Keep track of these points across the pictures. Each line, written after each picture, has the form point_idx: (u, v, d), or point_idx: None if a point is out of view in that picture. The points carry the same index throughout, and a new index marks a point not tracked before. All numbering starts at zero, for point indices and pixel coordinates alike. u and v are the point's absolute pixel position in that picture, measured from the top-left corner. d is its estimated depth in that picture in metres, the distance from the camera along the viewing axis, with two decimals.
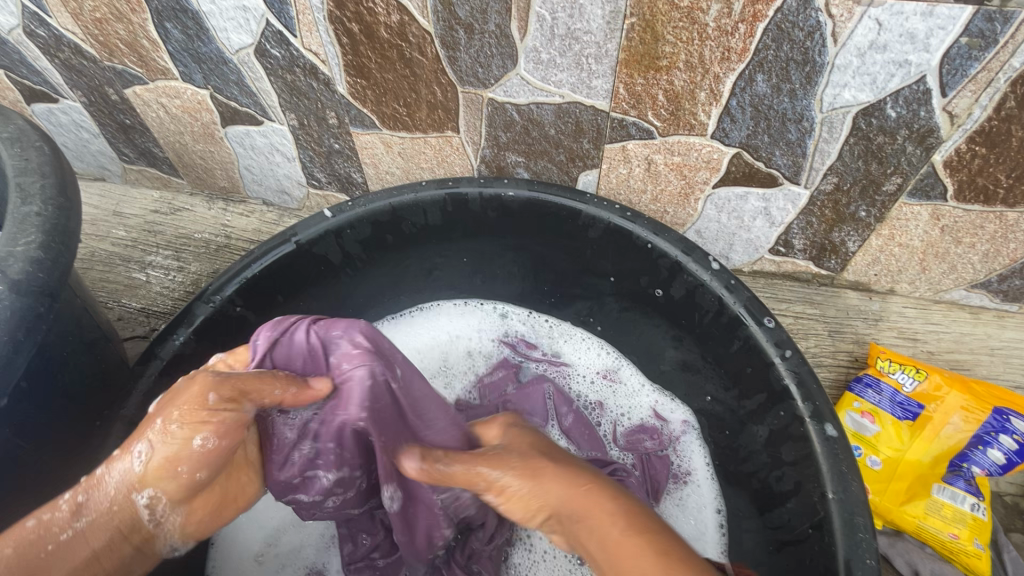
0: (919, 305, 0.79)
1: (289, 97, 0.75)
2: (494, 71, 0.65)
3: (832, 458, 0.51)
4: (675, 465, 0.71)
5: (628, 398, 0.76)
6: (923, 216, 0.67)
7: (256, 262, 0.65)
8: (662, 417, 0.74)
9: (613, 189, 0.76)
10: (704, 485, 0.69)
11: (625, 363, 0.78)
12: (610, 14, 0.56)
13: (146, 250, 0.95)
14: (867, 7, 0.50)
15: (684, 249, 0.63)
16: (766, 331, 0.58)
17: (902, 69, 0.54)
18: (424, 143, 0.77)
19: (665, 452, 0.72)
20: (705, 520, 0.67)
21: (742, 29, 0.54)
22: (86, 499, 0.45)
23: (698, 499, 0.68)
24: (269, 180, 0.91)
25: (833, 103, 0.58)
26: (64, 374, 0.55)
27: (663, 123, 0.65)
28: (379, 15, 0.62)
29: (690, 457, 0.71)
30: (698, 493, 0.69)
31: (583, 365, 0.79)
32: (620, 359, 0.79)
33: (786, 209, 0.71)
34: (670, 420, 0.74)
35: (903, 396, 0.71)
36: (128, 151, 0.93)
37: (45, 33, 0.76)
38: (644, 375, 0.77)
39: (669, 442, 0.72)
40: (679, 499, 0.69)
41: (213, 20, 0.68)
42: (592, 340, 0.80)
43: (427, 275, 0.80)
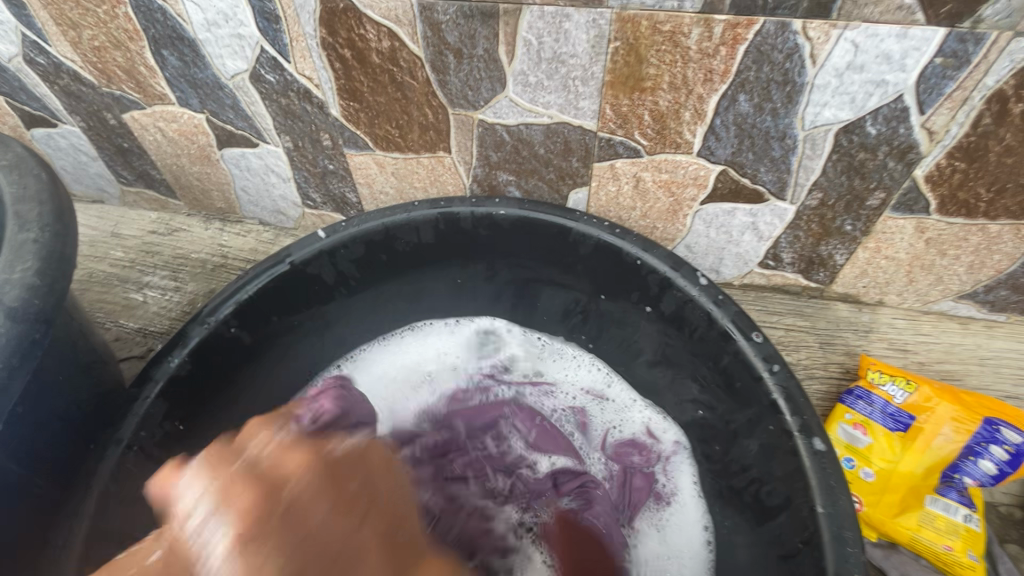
0: (908, 316, 0.80)
1: (284, 120, 0.77)
2: (484, 94, 0.66)
3: (821, 472, 0.51)
4: (661, 484, 0.71)
5: (618, 413, 0.77)
6: (908, 229, 0.68)
7: (251, 283, 0.66)
8: (655, 436, 0.74)
9: (603, 207, 0.77)
10: (689, 504, 0.69)
11: (614, 378, 0.79)
12: (594, 39, 0.58)
13: (143, 271, 0.96)
14: (842, 30, 0.51)
15: (672, 266, 0.64)
16: (754, 346, 0.58)
17: (879, 89, 0.55)
18: (416, 163, 0.78)
19: (652, 469, 0.72)
20: (690, 535, 0.67)
21: (723, 52, 0.56)
22: None
23: (683, 519, 0.68)
24: (264, 200, 0.92)
25: (815, 121, 0.60)
26: (59, 399, 0.56)
27: (650, 142, 0.66)
28: (370, 41, 0.64)
29: (679, 476, 0.71)
30: (683, 512, 0.69)
31: (571, 379, 0.80)
32: (610, 374, 0.79)
33: (773, 223, 0.72)
34: (662, 439, 0.74)
35: (894, 407, 0.71)
36: (126, 173, 0.95)
37: (45, 61, 0.78)
38: (634, 390, 0.78)
39: (658, 459, 0.73)
40: (661, 518, 0.69)
41: (209, 47, 0.69)
42: (582, 356, 0.81)
43: (421, 293, 0.80)
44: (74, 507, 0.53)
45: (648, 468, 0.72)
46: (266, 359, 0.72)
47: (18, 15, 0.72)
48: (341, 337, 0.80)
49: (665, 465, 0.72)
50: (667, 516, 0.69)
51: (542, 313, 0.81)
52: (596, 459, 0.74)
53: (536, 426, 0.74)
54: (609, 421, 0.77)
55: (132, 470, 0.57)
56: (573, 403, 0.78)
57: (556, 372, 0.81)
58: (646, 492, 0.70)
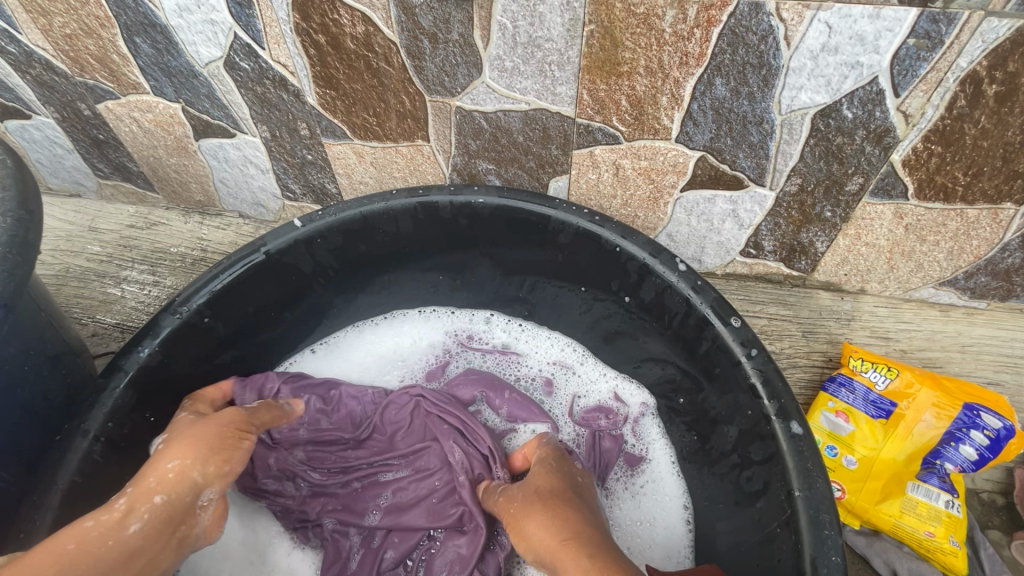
0: (890, 304, 0.80)
1: (260, 109, 0.76)
2: (460, 80, 0.66)
3: (798, 455, 0.51)
4: (632, 447, 0.72)
5: (586, 386, 0.78)
6: (887, 215, 0.68)
7: (223, 272, 0.65)
8: (622, 400, 0.76)
9: (583, 196, 0.76)
10: (662, 467, 0.71)
11: (584, 357, 0.79)
12: (569, 22, 0.57)
13: (121, 265, 0.94)
14: (816, 11, 0.51)
15: (651, 252, 0.64)
16: (733, 331, 0.58)
17: (854, 71, 0.55)
18: (395, 152, 0.77)
19: (620, 431, 0.73)
20: (669, 508, 0.68)
21: (697, 35, 0.56)
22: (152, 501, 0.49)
23: (661, 489, 0.69)
24: (244, 192, 0.91)
25: (791, 105, 0.59)
26: (24, 388, 0.55)
27: (628, 128, 0.66)
28: (344, 26, 0.63)
29: (650, 441, 0.73)
30: (657, 479, 0.70)
31: (540, 357, 0.80)
32: (578, 352, 0.80)
33: (753, 210, 0.72)
34: (629, 403, 0.75)
35: (876, 394, 0.71)
36: (102, 165, 0.93)
37: (16, 50, 0.77)
38: (605, 366, 0.79)
39: (624, 423, 0.74)
40: (636, 484, 0.70)
41: (182, 34, 0.69)
42: (557, 337, 0.81)
43: (399, 283, 0.79)
44: (37, 499, 0.51)
45: (616, 431, 0.73)
46: (237, 349, 0.71)
47: None
48: (318, 327, 0.79)
49: (633, 427, 0.74)
50: (642, 482, 0.70)
51: (523, 303, 0.81)
52: (565, 429, 0.75)
53: (504, 400, 0.75)
54: (574, 391, 0.78)
55: (99, 462, 0.56)
56: (539, 380, 0.79)
57: (527, 356, 0.80)
58: (616, 453, 0.71)
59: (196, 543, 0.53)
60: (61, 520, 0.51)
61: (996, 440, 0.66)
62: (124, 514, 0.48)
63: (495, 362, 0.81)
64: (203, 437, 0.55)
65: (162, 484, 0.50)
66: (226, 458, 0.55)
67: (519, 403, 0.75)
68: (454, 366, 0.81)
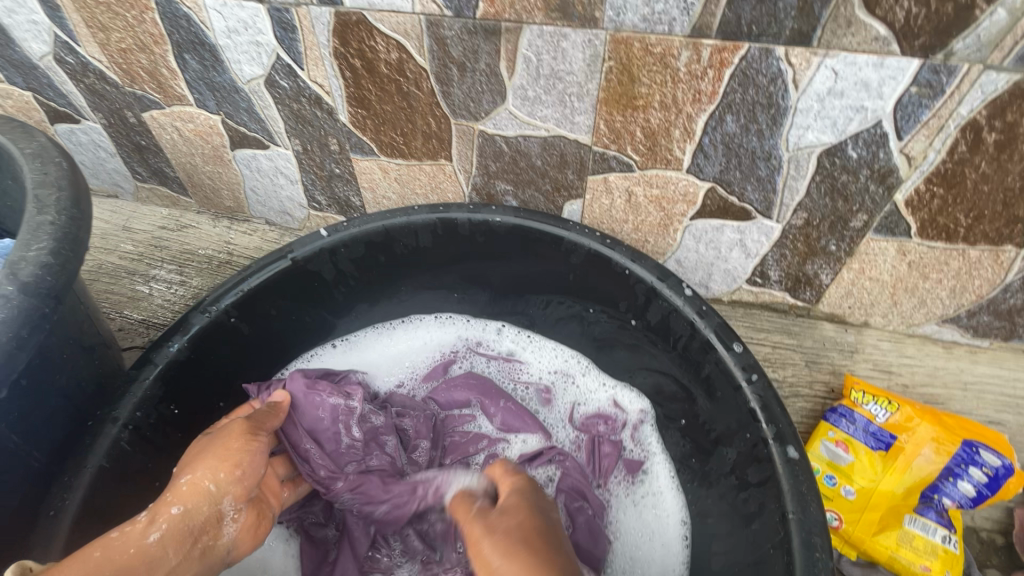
0: (894, 338, 0.82)
1: (294, 125, 0.80)
2: (485, 106, 0.70)
3: (793, 478, 0.53)
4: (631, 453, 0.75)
5: (587, 395, 0.80)
6: (891, 251, 0.70)
7: (251, 275, 0.69)
8: (620, 407, 0.78)
9: (596, 219, 0.79)
10: (660, 474, 0.73)
11: (586, 369, 0.81)
12: (590, 58, 0.61)
13: (152, 264, 0.99)
14: (822, 58, 0.55)
15: (659, 276, 0.66)
16: (735, 356, 0.60)
17: (859, 114, 0.58)
18: (419, 170, 0.81)
19: (619, 437, 0.76)
20: (669, 520, 0.70)
21: (710, 74, 0.59)
22: (182, 508, 0.49)
23: (659, 500, 0.71)
24: (273, 201, 0.95)
25: (798, 143, 0.62)
26: (59, 375, 0.57)
27: (641, 158, 0.69)
28: (379, 52, 0.68)
29: (648, 447, 0.75)
30: (654, 486, 0.72)
31: (543, 367, 0.83)
32: (581, 364, 0.82)
33: (760, 241, 0.74)
34: (628, 410, 0.78)
35: (876, 426, 0.72)
36: (141, 170, 0.99)
37: (73, 61, 0.82)
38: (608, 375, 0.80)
39: (623, 429, 0.76)
40: (635, 492, 0.72)
41: (228, 53, 0.74)
42: (562, 349, 0.83)
43: (416, 293, 0.83)
44: (66, 480, 0.54)
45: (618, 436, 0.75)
46: (260, 349, 0.74)
47: (52, 19, 0.77)
48: (335, 333, 0.82)
49: (633, 434, 0.76)
50: (641, 492, 0.72)
51: (533, 319, 0.83)
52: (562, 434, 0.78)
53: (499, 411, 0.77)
54: (574, 399, 0.80)
55: (125, 449, 0.59)
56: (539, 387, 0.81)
57: (529, 367, 0.83)
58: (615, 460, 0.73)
59: (230, 555, 0.52)
60: (87, 503, 0.54)
61: (993, 477, 0.67)
62: (146, 525, 0.47)
63: (498, 369, 0.83)
64: (220, 446, 0.54)
65: (179, 496, 0.50)
66: (236, 464, 0.53)
67: (514, 411, 0.77)
68: (456, 367, 0.83)
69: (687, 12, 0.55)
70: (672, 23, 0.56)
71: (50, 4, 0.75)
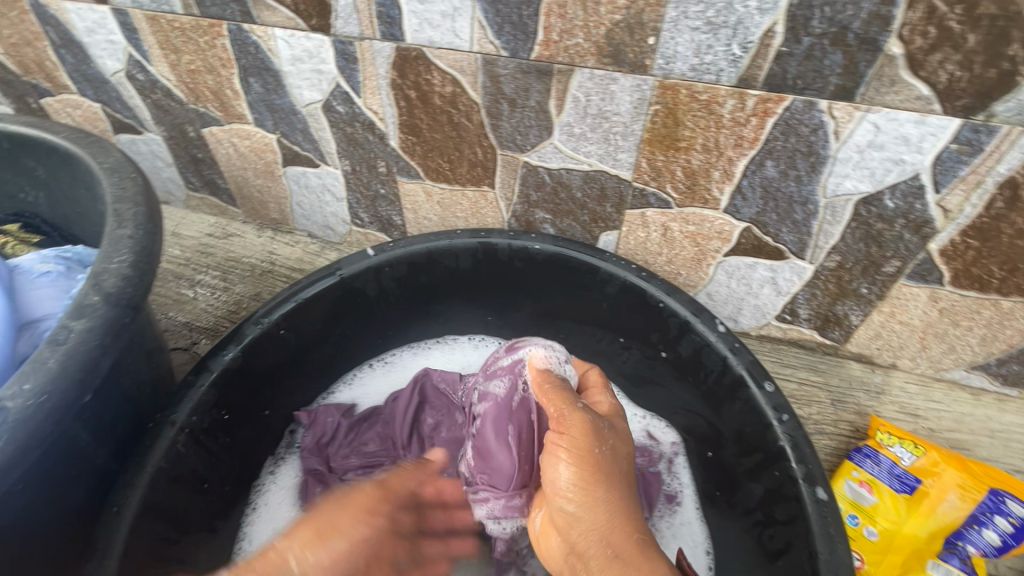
0: (921, 382, 0.82)
1: (346, 147, 0.85)
2: (531, 140, 0.73)
3: (821, 519, 0.54)
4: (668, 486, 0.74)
5: None
6: (922, 297, 0.71)
7: (300, 290, 0.72)
8: (655, 438, 0.78)
9: (631, 250, 0.82)
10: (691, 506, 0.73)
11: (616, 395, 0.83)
12: (637, 101, 0.64)
13: (197, 270, 1.04)
14: (865, 112, 0.57)
15: (693, 311, 0.68)
16: (766, 394, 0.62)
17: (898, 166, 0.60)
18: (461, 195, 0.85)
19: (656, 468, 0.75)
20: (696, 548, 0.70)
21: (753, 122, 0.62)
22: None
23: (688, 531, 0.71)
24: (317, 215, 1.00)
25: (836, 191, 0.64)
26: (125, 377, 0.61)
27: (680, 196, 0.71)
28: (435, 85, 0.71)
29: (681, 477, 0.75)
30: (685, 516, 0.72)
31: None
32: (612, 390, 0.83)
33: (792, 280, 0.76)
34: (661, 441, 0.78)
35: (901, 468, 0.73)
36: (195, 179, 1.04)
37: (144, 78, 0.88)
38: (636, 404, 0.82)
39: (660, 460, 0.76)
40: (670, 522, 0.72)
41: (291, 78, 0.78)
42: None
43: (452, 313, 0.86)
44: (128, 478, 0.58)
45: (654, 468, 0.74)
46: (303, 361, 0.77)
47: (128, 39, 0.83)
48: (372, 349, 0.85)
49: (668, 465, 0.76)
50: (675, 522, 0.72)
51: (564, 345, 0.85)
52: None
53: None
54: None
55: (181, 451, 0.62)
56: None
57: None
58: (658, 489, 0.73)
59: None
60: (146, 501, 0.58)
61: (1019, 528, 0.67)
62: None
63: None
64: (299, 500, 0.52)
65: None
66: (301, 529, 0.49)
67: None
68: None
69: (735, 64, 0.58)
70: (720, 73, 0.59)
71: (129, 26, 0.81)
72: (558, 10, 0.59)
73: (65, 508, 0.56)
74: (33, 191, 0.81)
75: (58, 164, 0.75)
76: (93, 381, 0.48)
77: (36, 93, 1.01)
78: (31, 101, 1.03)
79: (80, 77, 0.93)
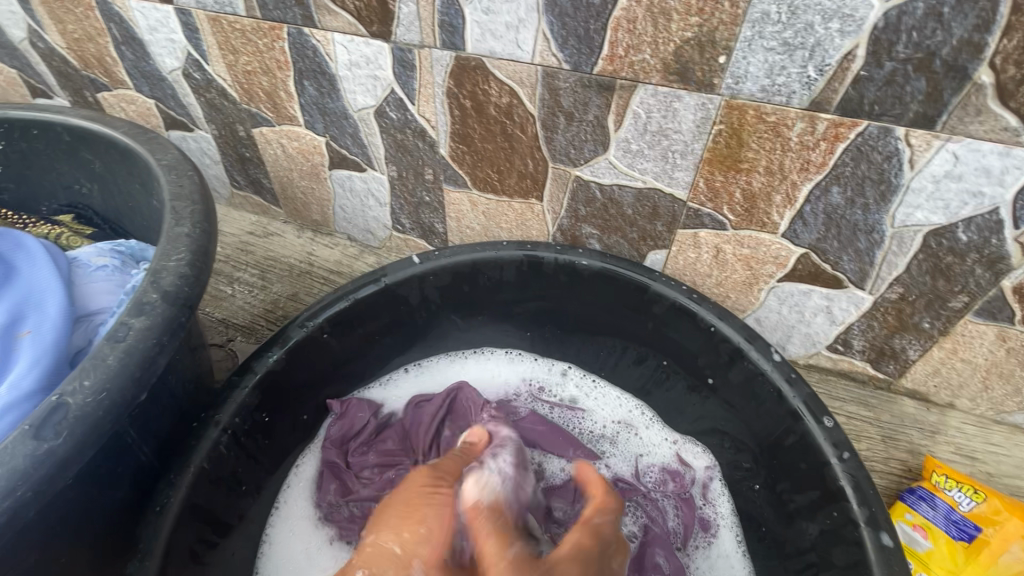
0: (979, 423, 0.79)
1: (395, 153, 0.85)
2: (586, 154, 0.72)
3: (886, 567, 0.52)
4: (703, 513, 0.73)
5: (650, 443, 0.79)
6: (990, 335, 0.68)
7: (344, 295, 0.72)
8: (686, 463, 0.77)
9: (678, 270, 0.80)
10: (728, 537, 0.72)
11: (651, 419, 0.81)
12: (700, 120, 0.62)
13: (236, 267, 1.05)
14: (945, 141, 0.54)
15: (746, 338, 0.66)
16: (825, 430, 0.59)
17: (976, 199, 0.57)
18: (507, 207, 0.84)
19: (690, 495, 0.74)
20: None
21: (823, 146, 0.59)
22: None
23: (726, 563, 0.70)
24: (359, 218, 1.00)
25: (905, 221, 0.62)
26: (172, 374, 0.61)
27: (737, 218, 0.69)
28: (491, 96, 0.71)
29: (717, 505, 0.74)
30: (722, 546, 0.71)
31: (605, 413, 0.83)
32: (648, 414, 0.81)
33: (848, 309, 0.73)
34: (693, 466, 0.76)
35: (959, 514, 0.69)
36: (240, 178, 1.05)
37: (200, 77, 0.89)
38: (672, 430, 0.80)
39: (694, 487, 0.75)
40: (705, 552, 0.71)
41: (346, 83, 0.78)
42: (627, 397, 0.83)
43: (491, 325, 0.84)
44: (171, 478, 0.57)
45: (686, 495, 0.74)
46: (342, 367, 0.76)
47: (189, 40, 0.84)
48: (408, 357, 0.84)
49: (702, 491, 0.75)
50: (710, 553, 0.71)
51: (603, 362, 0.83)
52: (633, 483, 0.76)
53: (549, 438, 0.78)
54: (637, 450, 0.79)
55: (222, 452, 0.62)
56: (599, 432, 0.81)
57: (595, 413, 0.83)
58: (690, 519, 0.72)
59: None
60: (187, 502, 0.57)
61: None
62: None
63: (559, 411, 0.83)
64: (403, 502, 0.48)
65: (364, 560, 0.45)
66: (419, 520, 0.46)
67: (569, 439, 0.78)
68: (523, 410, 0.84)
69: (809, 87, 0.56)
70: (791, 95, 0.57)
71: (190, 26, 0.82)
72: (627, 26, 0.58)
73: (109, 504, 0.56)
74: (88, 184, 0.83)
75: (115, 158, 0.76)
76: (149, 380, 0.48)
77: (93, 88, 1.03)
78: (87, 95, 1.06)
79: (138, 74, 0.95)
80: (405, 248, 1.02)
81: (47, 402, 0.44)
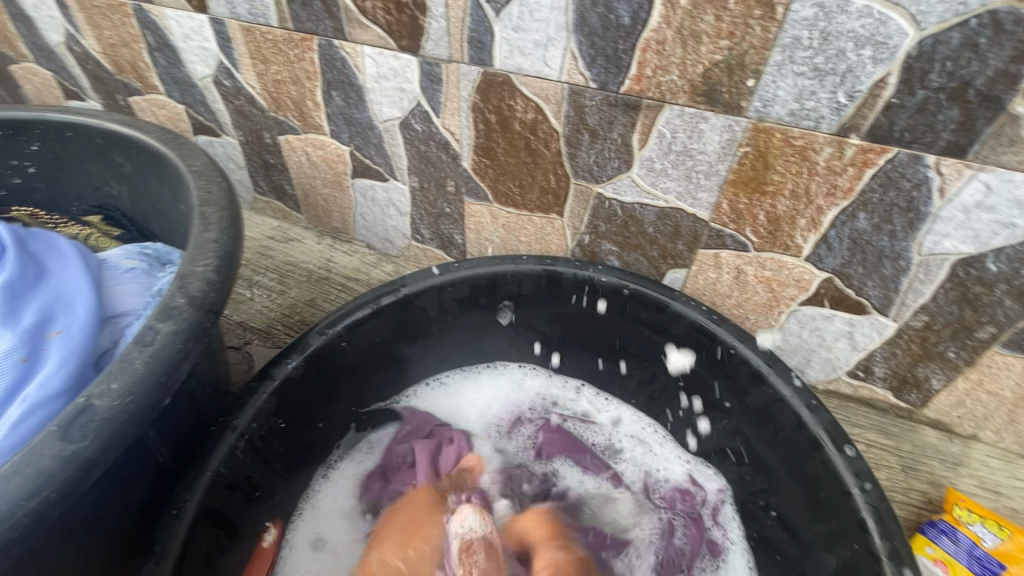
0: (1004, 457, 0.77)
1: (418, 164, 0.85)
2: (609, 171, 0.72)
3: None
4: (712, 535, 0.72)
5: (664, 462, 0.79)
6: (1017, 367, 0.67)
7: (363, 304, 0.72)
8: (698, 484, 0.76)
9: (698, 289, 0.79)
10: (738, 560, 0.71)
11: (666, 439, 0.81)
12: (726, 141, 0.62)
13: (256, 271, 1.06)
14: (977, 171, 0.54)
15: (766, 361, 0.66)
16: (847, 459, 0.58)
17: (1007, 230, 0.56)
18: (527, 221, 0.84)
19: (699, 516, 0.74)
20: None
21: (850, 172, 0.59)
22: None
23: None
24: (378, 227, 1.01)
25: (933, 249, 0.61)
26: (193, 378, 0.61)
27: (759, 240, 0.69)
28: (516, 111, 0.71)
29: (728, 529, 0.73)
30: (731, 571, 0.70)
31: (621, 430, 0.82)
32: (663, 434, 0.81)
33: (871, 336, 0.72)
34: (705, 487, 0.76)
35: (982, 551, 0.67)
36: (263, 183, 1.07)
37: (230, 84, 0.91)
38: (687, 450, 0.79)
39: (705, 509, 0.74)
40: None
41: (372, 95, 0.80)
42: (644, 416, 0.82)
43: (507, 338, 0.84)
44: (189, 481, 0.58)
45: (695, 515, 0.73)
46: (359, 375, 0.77)
47: (221, 48, 0.86)
48: (425, 368, 0.84)
49: (713, 513, 0.74)
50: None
51: (619, 379, 0.83)
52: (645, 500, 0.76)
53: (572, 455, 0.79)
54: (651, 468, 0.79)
55: (239, 457, 0.62)
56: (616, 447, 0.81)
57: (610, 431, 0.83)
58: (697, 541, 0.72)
59: None
60: (204, 505, 0.57)
61: None
62: None
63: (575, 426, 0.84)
64: None
65: None
66: None
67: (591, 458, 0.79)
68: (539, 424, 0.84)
69: (838, 112, 0.55)
70: (820, 120, 0.57)
71: (224, 35, 0.84)
72: (656, 48, 0.58)
73: (126, 505, 0.56)
74: (117, 186, 0.85)
75: (145, 162, 0.78)
76: (173, 384, 0.49)
77: (125, 92, 1.06)
78: (119, 98, 1.09)
79: (169, 79, 0.97)
80: (424, 258, 1.02)
81: (74, 403, 0.45)
